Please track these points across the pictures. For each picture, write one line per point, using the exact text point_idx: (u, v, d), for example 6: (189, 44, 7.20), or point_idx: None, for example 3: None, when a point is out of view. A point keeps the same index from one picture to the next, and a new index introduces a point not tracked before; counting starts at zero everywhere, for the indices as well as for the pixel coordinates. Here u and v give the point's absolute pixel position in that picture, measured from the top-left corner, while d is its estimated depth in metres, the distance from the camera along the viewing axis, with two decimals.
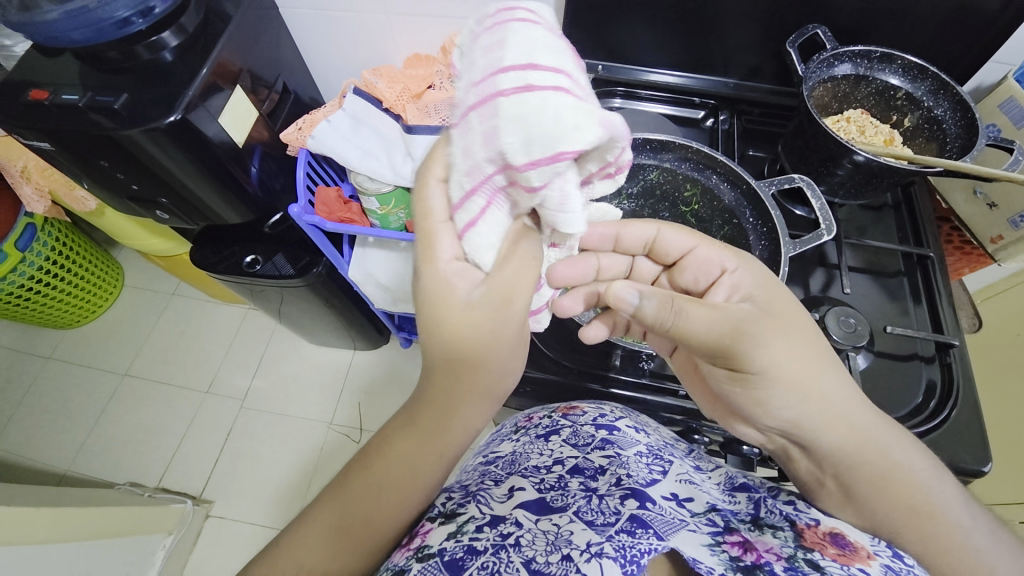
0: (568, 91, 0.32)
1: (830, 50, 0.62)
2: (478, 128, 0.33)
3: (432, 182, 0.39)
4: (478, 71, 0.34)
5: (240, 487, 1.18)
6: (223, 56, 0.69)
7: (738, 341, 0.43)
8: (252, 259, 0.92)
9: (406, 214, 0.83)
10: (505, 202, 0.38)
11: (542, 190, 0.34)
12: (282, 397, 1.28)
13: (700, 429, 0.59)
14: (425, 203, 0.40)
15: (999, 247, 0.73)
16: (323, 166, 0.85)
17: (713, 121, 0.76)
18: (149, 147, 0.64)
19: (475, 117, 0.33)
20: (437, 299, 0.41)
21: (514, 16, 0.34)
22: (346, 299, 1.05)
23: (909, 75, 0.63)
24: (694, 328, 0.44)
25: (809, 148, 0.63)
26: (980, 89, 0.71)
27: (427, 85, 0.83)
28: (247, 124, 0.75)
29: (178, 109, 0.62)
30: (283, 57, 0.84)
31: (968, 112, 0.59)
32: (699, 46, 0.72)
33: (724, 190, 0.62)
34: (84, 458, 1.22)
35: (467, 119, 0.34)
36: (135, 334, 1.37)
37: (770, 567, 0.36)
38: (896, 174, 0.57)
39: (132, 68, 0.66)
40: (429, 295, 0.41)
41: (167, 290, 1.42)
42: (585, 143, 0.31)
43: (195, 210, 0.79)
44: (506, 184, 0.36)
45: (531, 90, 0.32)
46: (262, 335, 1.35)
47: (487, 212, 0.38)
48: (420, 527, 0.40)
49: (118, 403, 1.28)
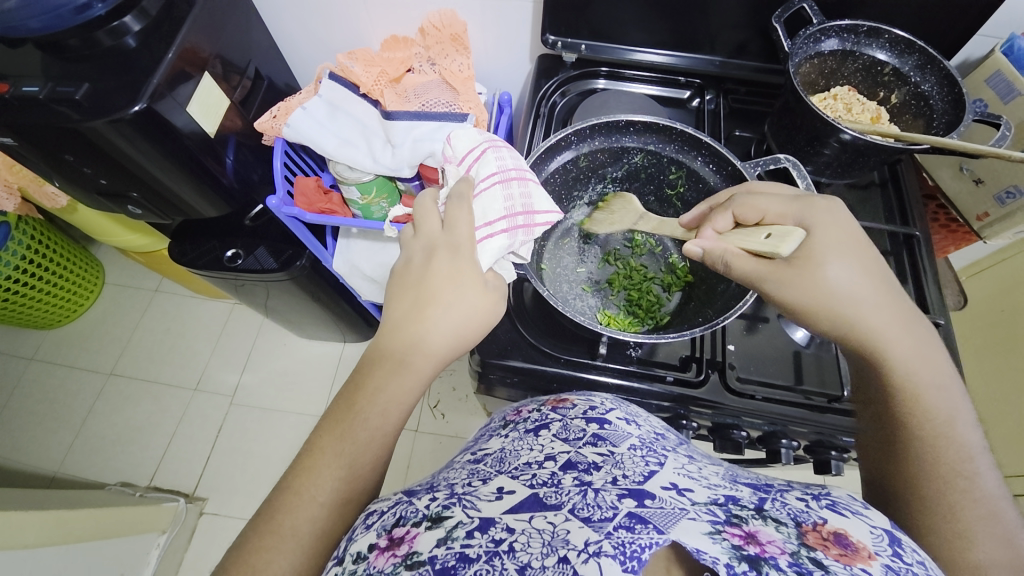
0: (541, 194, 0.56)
1: (818, 25, 0.60)
2: (505, 194, 0.54)
3: (467, 197, 0.50)
4: (494, 169, 0.56)
5: (234, 483, 1.18)
6: (190, 41, 0.66)
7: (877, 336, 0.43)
8: (233, 254, 0.90)
9: (389, 203, 0.81)
10: (506, 240, 0.53)
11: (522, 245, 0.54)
12: (273, 392, 1.27)
13: (687, 414, 0.59)
14: (458, 213, 0.49)
15: (984, 225, 0.73)
16: (301, 155, 0.83)
17: (700, 100, 0.76)
18: (116, 140, 0.61)
19: (501, 188, 0.54)
20: (446, 282, 0.46)
21: (522, 168, 0.57)
22: (333, 293, 1.03)
23: (896, 49, 0.61)
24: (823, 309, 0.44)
25: (795, 128, 0.62)
26: (966, 64, 0.71)
27: (406, 69, 0.80)
28: (219, 113, 0.73)
29: (143, 99, 0.60)
30: (255, 41, 0.81)
31: (955, 88, 0.58)
32: (684, 24, 0.70)
33: (709, 172, 0.61)
34: (73, 459, 1.21)
35: (491, 188, 0.54)
36: (120, 332, 1.34)
37: (774, 561, 0.31)
38: (882, 152, 0.57)
39: (93, 56, 0.62)
40: (443, 274, 0.46)
41: (150, 287, 1.39)
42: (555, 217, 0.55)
43: (169, 204, 0.76)
44: (513, 230, 0.53)
45: (536, 202, 0.55)
46: (250, 330, 1.34)
47: (494, 242, 0.52)
48: (403, 531, 0.34)
49: (105, 402, 1.26)
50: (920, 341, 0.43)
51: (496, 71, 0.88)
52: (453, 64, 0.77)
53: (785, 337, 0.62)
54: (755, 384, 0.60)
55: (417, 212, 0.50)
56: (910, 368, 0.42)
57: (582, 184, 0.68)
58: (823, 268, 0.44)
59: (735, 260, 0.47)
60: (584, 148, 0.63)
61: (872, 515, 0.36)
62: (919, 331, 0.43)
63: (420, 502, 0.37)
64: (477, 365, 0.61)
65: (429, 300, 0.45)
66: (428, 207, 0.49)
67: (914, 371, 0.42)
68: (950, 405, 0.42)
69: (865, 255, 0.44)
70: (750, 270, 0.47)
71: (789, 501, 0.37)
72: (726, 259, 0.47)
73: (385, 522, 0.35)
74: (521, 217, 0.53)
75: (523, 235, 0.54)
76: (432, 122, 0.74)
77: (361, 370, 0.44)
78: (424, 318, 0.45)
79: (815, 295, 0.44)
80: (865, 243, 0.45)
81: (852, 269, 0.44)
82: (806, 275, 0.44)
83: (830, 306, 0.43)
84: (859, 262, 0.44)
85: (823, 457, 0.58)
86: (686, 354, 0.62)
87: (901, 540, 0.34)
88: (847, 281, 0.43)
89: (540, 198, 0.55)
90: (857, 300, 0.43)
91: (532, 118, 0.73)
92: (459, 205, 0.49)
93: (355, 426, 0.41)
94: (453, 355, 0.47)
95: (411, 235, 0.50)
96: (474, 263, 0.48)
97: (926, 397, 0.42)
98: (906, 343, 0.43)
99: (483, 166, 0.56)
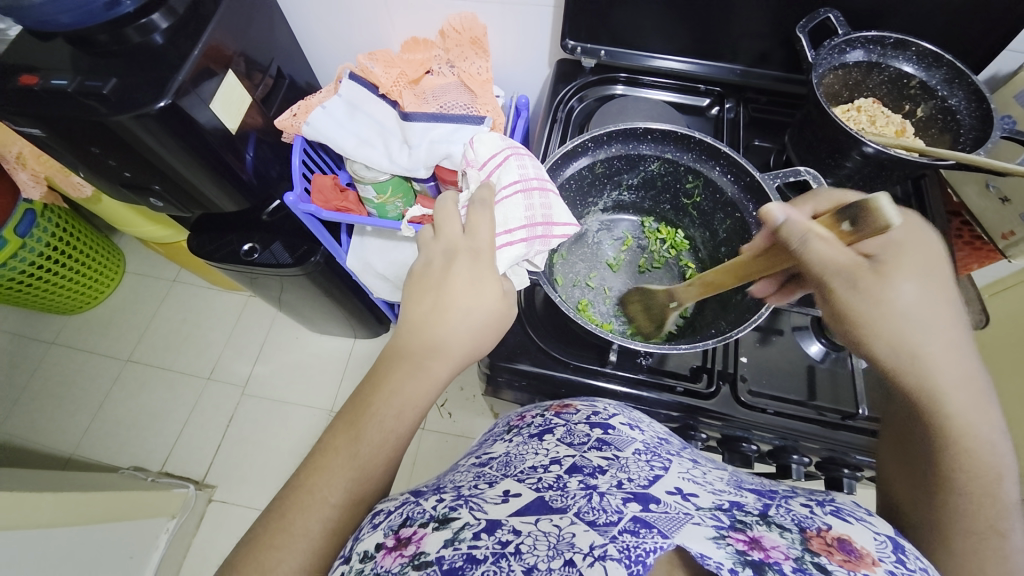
0: (558, 204, 0.56)
1: (842, 36, 0.59)
2: (524, 203, 0.54)
3: (487, 204, 0.51)
4: (512, 178, 0.56)
5: (242, 473, 1.19)
6: (214, 39, 0.67)
7: (936, 363, 0.40)
8: (249, 248, 0.92)
9: (404, 203, 0.82)
10: (524, 246, 0.53)
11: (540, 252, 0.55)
12: (283, 384, 1.28)
13: (696, 425, 0.59)
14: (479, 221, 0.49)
15: (1009, 243, 0.71)
16: (319, 154, 0.84)
17: (719, 109, 0.75)
18: (141, 134, 0.63)
19: (520, 196, 0.55)
20: (465, 286, 0.46)
21: (540, 177, 0.57)
22: (346, 290, 1.04)
23: (924, 63, 0.60)
24: (901, 315, 0.41)
25: (816, 139, 0.61)
26: (996, 79, 0.69)
27: (425, 70, 0.81)
28: (240, 110, 0.74)
29: (168, 95, 0.61)
30: (278, 40, 0.82)
31: (984, 103, 0.57)
32: (707, 31, 0.69)
33: (727, 182, 0.60)
34: (89, 442, 1.24)
35: (510, 196, 0.54)
36: (137, 320, 1.37)
37: (778, 566, 0.30)
38: (906, 166, 0.56)
39: (122, 52, 0.64)
40: (462, 279, 0.46)
41: (168, 277, 1.42)
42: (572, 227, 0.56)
43: (190, 197, 0.78)
44: (531, 239, 0.53)
45: (554, 209, 0.55)
46: (263, 323, 1.36)
47: (512, 249, 0.52)
48: (411, 531, 0.34)
49: (121, 388, 1.29)
50: (979, 383, 0.41)
51: (515, 74, 0.88)
52: (472, 67, 0.78)
53: (799, 350, 0.62)
54: (766, 398, 0.59)
55: (439, 213, 0.50)
56: (965, 415, 0.40)
57: (597, 190, 0.68)
58: (898, 279, 0.41)
59: (819, 244, 0.42)
60: (600, 155, 0.62)
61: (875, 522, 0.35)
62: (980, 380, 0.41)
63: (428, 502, 0.37)
64: (486, 367, 0.62)
65: (446, 303, 0.46)
66: (450, 210, 0.50)
67: (965, 414, 0.40)
68: (998, 458, 0.40)
69: (939, 276, 0.42)
70: (827, 255, 0.42)
71: (793, 507, 0.37)
72: (802, 237, 0.42)
73: (392, 522, 0.36)
74: (540, 227, 0.54)
75: (540, 245, 0.54)
76: (449, 124, 0.75)
77: (375, 370, 0.45)
78: (441, 320, 0.45)
79: (882, 308, 0.41)
80: (942, 268, 0.43)
81: (925, 287, 0.41)
82: (881, 281, 0.41)
83: (891, 327, 0.41)
84: (929, 283, 0.42)
85: (835, 474, 0.55)
86: (697, 364, 0.61)
87: (904, 547, 0.34)
88: (919, 304, 0.41)
89: (560, 210, 0.56)
90: (922, 326, 0.41)
91: (549, 122, 0.73)
92: (479, 212, 0.50)
93: (369, 426, 0.41)
94: (468, 360, 0.47)
95: (430, 237, 0.50)
96: (494, 269, 0.48)
97: (977, 448, 0.39)
98: (961, 379, 0.40)
99: (506, 173, 0.56)
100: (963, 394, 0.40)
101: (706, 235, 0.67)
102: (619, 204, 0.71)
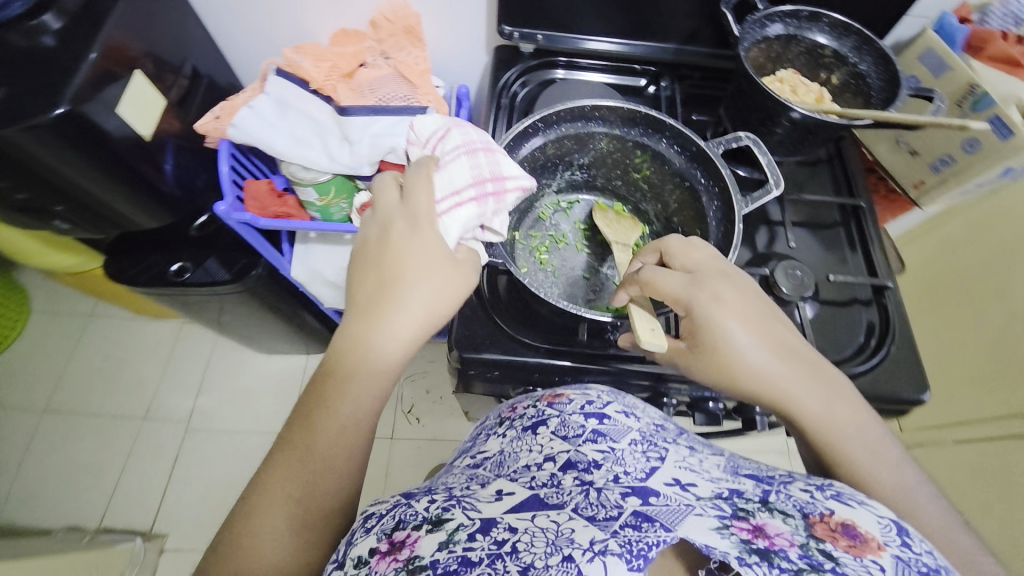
0: (503, 162, 0.55)
1: (762, 10, 0.62)
2: (467, 165, 0.53)
3: (424, 167, 0.50)
4: (453, 146, 0.55)
5: (199, 516, 1.10)
6: (115, 37, 0.60)
7: (778, 398, 0.46)
8: (179, 267, 0.84)
9: (350, 203, 0.77)
10: (471, 209, 0.51)
11: (492, 214, 0.53)
12: (233, 413, 1.19)
13: (667, 392, 0.62)
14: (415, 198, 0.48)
15: (921, 192, 0.79)
16: (251, 158, 0.78)
17: (655, 87, 0.77)
18: (35, 148, 0.55)
19: (464, 159, 0.54)
20: (405, 261, 0.45)
21: (482, 141, 0.55)
22: (293, 303, 0.96)
23: (835, 32, 0.65)
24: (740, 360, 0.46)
25: (749, 109, 0.64)
26: (899, 45, 0.77)
27: (359, 63, 0.76)
28: (154, 114, 0.67)
29: (65, 100, 0.54)
30: (190, 37, 0.75)
31: (890, 66, 0.62)
32: (639, 11, 0.71)
33: (674, 154, 0.62)
34: (6, 508, 1.09)
35: (455, 159, 0.54)
36: (53, 362, 1.22)
37: (783, 555, 0.31)
38: (829, 128, 0.60)
39: (3, 56, 0.56)
40: (403, 254, 0.46)
41: (85, 311, 1.27)
42: (519, 183, 0.54)
43: (102, 217, 0.69)
44: (477, 202, 0.52)
45: (499, 168, 0.54)
46: (203, 349, 1.25)
47: (460, 213, 0.51)
48: (404, 534, 0.32)
49: (40, 443, 1.14)
50: (827, 388, 0.46)
51: (452, 63, 0.86)
52: (409, 57, 0.75)
53: None
54: None
55: (376, 187, 0.50)
56: (826, 423, 0.44)
57: (550, 172, 0.68)
58: (726, 335, 0.47)
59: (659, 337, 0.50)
60: (551, 136, 0.62)
61: (876, 505, 0.36)
62: (833, 389, 0.46)
63: (419, 504, 0.35)
64: (456, 362, 0.60)
65: (387, 280, 0.45)
66: (386, 185, 0.50)
67: (828, 423, 0.44)
68: (873, 443, 0.44)
69: (759, 319, 0.48)
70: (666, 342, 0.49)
71: (793, 492, 0.37)
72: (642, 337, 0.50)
73: (384, 525, 0.34)
74: (487, 185, 0.53)
75: (491, 204, 0.53)
76: (390, 117, 0.71)
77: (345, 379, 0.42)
78: (379, 298, 0.45)
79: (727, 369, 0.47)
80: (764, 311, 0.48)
81: (751, 333, 0.47)
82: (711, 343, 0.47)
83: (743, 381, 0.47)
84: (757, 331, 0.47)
85: None
86: None
87: (907, 529, 0.34)
88: (748, 347, 0.47)
89: (507, 166, 0.54)
90: (767, 365, 0.46)
91: (494, 109, 0.72)
92: (415, 184, 0.48)
93: None
94: (419, 343, 0.46)
95: (369, 213, 0.50)
96: (435, 237, 0.47)
97: (849, 449, 0.43)
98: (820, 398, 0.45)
99: (449, 141, 0.56)
100: (824, 409, 0.45)
101: (658, 207, 0.69)
102: (572, 184, 0.71)
